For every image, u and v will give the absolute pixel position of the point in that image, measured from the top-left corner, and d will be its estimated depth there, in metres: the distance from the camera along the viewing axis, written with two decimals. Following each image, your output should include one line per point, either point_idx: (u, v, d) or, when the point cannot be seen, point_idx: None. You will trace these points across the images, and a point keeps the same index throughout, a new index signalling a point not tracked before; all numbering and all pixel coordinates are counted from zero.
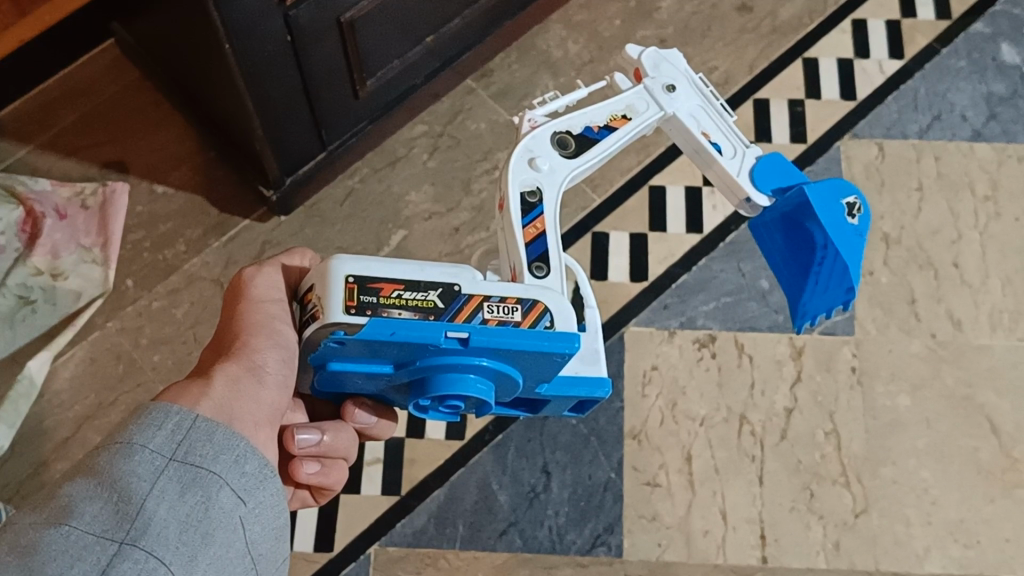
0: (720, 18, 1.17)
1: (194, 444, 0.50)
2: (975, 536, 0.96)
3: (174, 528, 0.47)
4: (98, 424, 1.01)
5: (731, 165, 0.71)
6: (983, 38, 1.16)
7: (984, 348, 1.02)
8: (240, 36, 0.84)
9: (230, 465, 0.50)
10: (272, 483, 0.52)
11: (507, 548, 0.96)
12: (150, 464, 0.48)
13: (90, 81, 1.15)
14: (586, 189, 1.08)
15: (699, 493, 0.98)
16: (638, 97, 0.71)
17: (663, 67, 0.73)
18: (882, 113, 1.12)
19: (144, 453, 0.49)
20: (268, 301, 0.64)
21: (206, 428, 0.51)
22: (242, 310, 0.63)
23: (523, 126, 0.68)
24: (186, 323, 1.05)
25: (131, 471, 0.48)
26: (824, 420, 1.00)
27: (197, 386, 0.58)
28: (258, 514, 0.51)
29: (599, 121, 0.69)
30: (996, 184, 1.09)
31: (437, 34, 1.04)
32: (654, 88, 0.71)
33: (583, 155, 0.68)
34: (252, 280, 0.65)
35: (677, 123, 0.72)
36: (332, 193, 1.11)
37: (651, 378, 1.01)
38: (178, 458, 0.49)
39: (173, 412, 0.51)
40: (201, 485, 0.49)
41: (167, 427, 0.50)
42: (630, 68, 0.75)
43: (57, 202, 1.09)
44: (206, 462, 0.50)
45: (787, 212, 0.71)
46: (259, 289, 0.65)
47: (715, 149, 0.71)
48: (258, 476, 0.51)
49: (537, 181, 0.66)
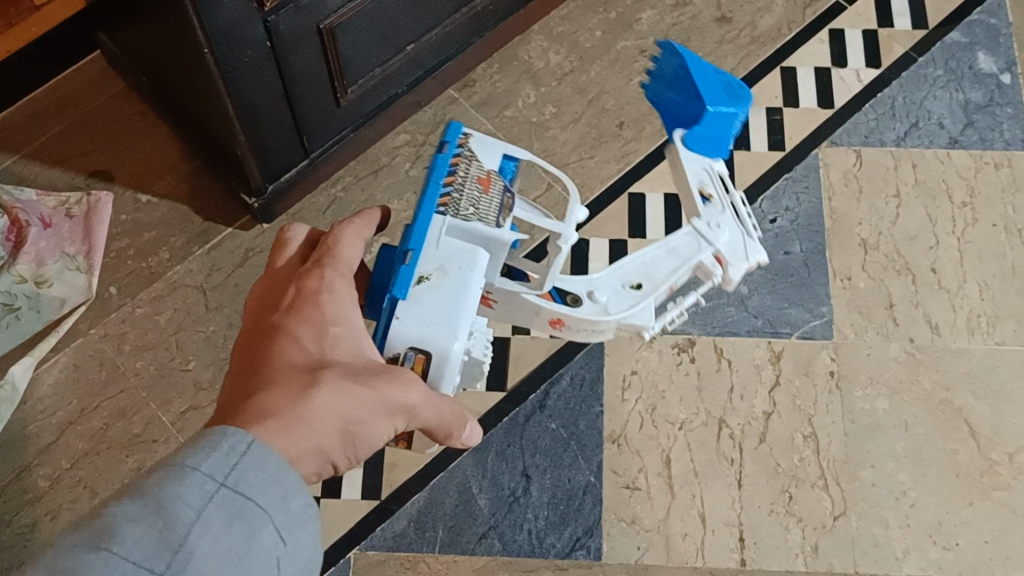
0: (699, 29, 1.19)
1: (245, 472, 0.43)
2: (954, 538, 0.96)
3: (214, 564, 0.40)
4: (81, 429, 1.01)
5: (681, 243, 0.76)
6: (960, 47, 1.18)
7: (962, 351, 1.02)
8: (219, 43, 0.85)
9: (277, 500, 0.44)
10: (314, 528, 0.45)
11: (486, 551, 0.96)
12: (199, 488, 0.42)
13: (76, 92, 1.17)
14: (568, 197, 1.11)
15: (679, 495, 0.98)
16: (682, 244, 0.76)
17: (731, 241, 0.77)
18: (859, 122, 1.14)
19: (195, 475, 0.42)
20: (394, 418, 0.55)
21: (260, 457, 0.44)
22: (378, 412, 0.54)
23: (645, 295, 0.75)
24: (168, 329, 1.06)
25: (180, 495, 0.41)
26: (802, 423, 1.00)
27: (283, 438, 0.48)
28: (295, 560, 0.44)
29: (626, 279, 0.76)
30: (973, 191, 1.10)
31: (417, 43, 1.05)
32: (703, 228, 0.76)
33: (631, 279, 0.76)
34: (413, 395, 0.55)
35: (688, 244, 0.76)
36: (315, 202, 1.12)
37: (631, 382, 1.02)
38: (228, 485, 0.42)
39: (228, 435, 0.45)
40: (248, 517, 0.42)
41: (221, 449, 0.44)
42: (727, 275, 0.78)
43: (43, 211, 1.11)
44: (254, 492, 0.43)
45: (684, 120, 0.75)
46: (405, 412, 0.55)
47: (670, 250, 0.76)
48: (303, 517, 0.44)
49: (587, 293, 0.76)
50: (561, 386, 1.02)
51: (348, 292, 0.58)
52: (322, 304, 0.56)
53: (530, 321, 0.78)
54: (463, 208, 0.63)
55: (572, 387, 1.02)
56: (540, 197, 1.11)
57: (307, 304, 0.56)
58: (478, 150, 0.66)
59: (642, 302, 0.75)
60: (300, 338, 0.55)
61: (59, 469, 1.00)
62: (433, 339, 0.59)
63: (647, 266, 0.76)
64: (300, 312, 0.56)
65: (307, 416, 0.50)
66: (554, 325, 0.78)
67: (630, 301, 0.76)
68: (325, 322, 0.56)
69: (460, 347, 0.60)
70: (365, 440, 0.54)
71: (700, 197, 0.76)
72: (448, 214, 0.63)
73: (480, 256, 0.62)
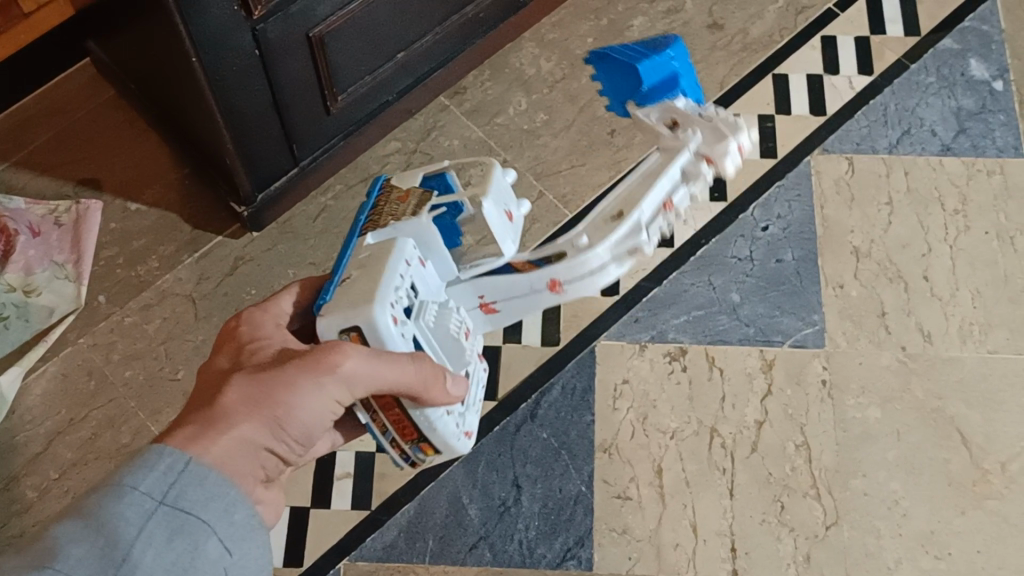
0: (691, 36, 1.20)
1: (186, 488, 0.46)
2: (946, 547, 0.94)
3: None
4: (69, 439, 1.00)
5: (658, 158, 0.66)
6: (952, 54, 1.18)
7: (954, 360, 1.02)
8: (208, 51, 0.85)
9: (220, 513, 0.47)
10: (260, 534, 0.49)
11: (477, 562, 0.96)
12: (138, 507, 0.45)
13: (65, 100, 1.17)
14: (558, 205, 1.10)
15: (670, 505, 0.97)
16: (658, 158, 0.66)
17: (711, 128, 0.64)
18: (851, 129, 1.14)
19: (134, 495, 0.45)
20: (330, 387, 0.56)
21: (199, 472, 0.47)
22: (305, 384, 0.56)
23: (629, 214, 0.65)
24: (157, 338, 1.05)
25: (120, 515, 0.44)
26: (795, 432, 0.99)
27: (204, 433, 0.51)
28: (243, 567, 0.47)
29: (604, 211, 0.66)
30: (965, 199, 1.09)
31: (407, 51, 1.05)
32: (675, 136, 0.65)
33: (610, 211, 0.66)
34: (341, 359, 0.55)
35: (665, 157, 0.65)
36: (305, 210, 1.11)
37: (622, 392, 1.02)
38: (168, 502, 0.45)
39: (166, 453, 0.47)
40: (189, 531, 0.45)
41: (159, 467, 0.46)
42: (733, 161, 0.64)
43: (31, 219, 1.10)
44: (196, 507, 0.46)
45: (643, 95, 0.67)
46: (341, 375, 0.56)
47: (647, 168, 0.66)
48: (247, 525, 0.48)
49: (567, 244, 0.66)
50: (551, 395, 1.02)
51: (266, 319, 0.63)
52: (239, 333, 0.62)
53: (534, 300, 0.70)
54: (382, 220, 0.63)
55: (563, 396, 1.02)
56: (531, 205, 1.10)
57: (229, 338, 0.62)
58: (397, 181, 0.66)
59: (626, 223, 0.64)
60: (222, 364, 0.60)
61: (47, 479, 0.99)
62: (354, 316, 0.57)
63: (625, 193, 0.66)
64: (223, 347, 0.62)
65: (222, 411, 0.54)
66: (556, 292, 0.68)
67: (615, 227, 0.65)
68: (243, 345, 0.61)
69: (384, 314, 0.57)
70: (302, 420, 0.56)
71: (668, 124, 0.66)
72: (371, 230, 0.62)
73: (398, 240, 0.61)
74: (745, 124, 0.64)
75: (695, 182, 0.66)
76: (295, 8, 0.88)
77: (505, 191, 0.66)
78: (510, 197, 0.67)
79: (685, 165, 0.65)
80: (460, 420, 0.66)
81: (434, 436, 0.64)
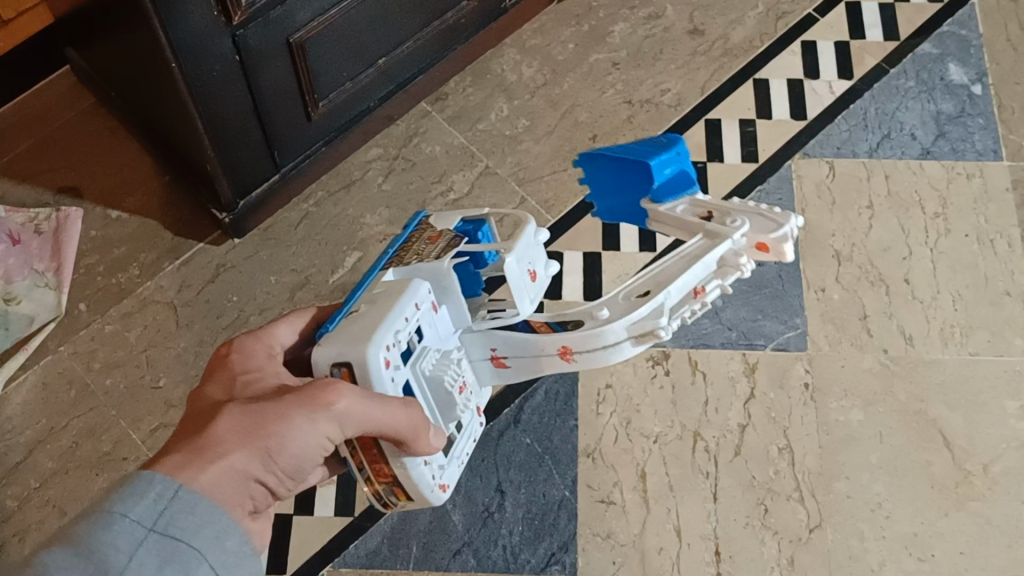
0: (672, 42, 1.21)
1: (176, 515, 0.46)
2: (929, 549, 0.94)
3: None
4: (49, 448, 0.99)
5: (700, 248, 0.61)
6: (932, 59, 1.19)
7: (936, 362, 1.02)
8: (187, 57, 0.84)
9: (210, 541, 0.46)
10: (251, 561, 0.48)
11: (461, 568, 0.95)
12: (129, 535, 0.44)
13: (46, 108, 1.17)
14: (540, 210, 1.10)
15: (654, 510, 0.97)
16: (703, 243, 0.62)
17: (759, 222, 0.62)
18: (832, 133, 1.14)
19: (124, 522, 0.44)
20: (324, 425, 0.55)
21: (189, 500, 0.47)
22: (298, 420, 0.55)
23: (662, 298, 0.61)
24: (138, 346, 1.04)
25: (110, 543, 0.43)
26: (777, 435, 0.99)
27: (194, 460, 0.50)
28: None
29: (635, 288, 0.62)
30: (945, 202, 1.10)
31: (389, 57, 1.05)
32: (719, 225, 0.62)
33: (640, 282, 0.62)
34: (335, 397, 0.55)
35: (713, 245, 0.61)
36: (286, 217, 1.11)
37: (605, 397, 1.02)
38: (159, 529, 0.45)
39: (157, 479, 0.47)
40: (182, 559, 0.45)
41: (150, 494, 0.46)
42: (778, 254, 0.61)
43: (12, 227, 1.10)
44: (187, 535, 0.45)
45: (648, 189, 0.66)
46: (338, 411, 0.55)
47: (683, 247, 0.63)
48: (238, 553, 0.47)
49: (589, 313, 0.62)
50: (535, 400, 1.02)
51: (258, 348, 0.63)
52: (230, 362, 0.61)
53: (544, 367, 0.65)
54: (406, 258, 0.63)
55: (547, 401, 1.02)
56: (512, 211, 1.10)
57: (219, 368, 0.61)
58: (434, 220, 0.66)
59: (647, 302, 0.60)
60: (212, 394, 0.59)
61: (26, 489, 0.98)
62: (350, 352, 0.57)
63: (659, 273, 0.61)
64: (214, 375, 0.61)
65: (212, 439, 0.52)
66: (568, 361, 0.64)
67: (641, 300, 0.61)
68: (235, 377, 0.60)
69: (379, 354, 0.57)
70: (293, 456, 0.55)
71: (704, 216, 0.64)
72: (394, 265, 0.63)
73: (414, 282, 0.60)
74: (792, 221, 0.60)
75: (732, 276, 0.60)
76: (276, 13, 0.88)
77: (534, 251, 0.63)
78: (537, 254, 0.64)
79: (724, 255, 0.61)
80: (438, 470, 0.64)
81: (407, 484, 0.63)
